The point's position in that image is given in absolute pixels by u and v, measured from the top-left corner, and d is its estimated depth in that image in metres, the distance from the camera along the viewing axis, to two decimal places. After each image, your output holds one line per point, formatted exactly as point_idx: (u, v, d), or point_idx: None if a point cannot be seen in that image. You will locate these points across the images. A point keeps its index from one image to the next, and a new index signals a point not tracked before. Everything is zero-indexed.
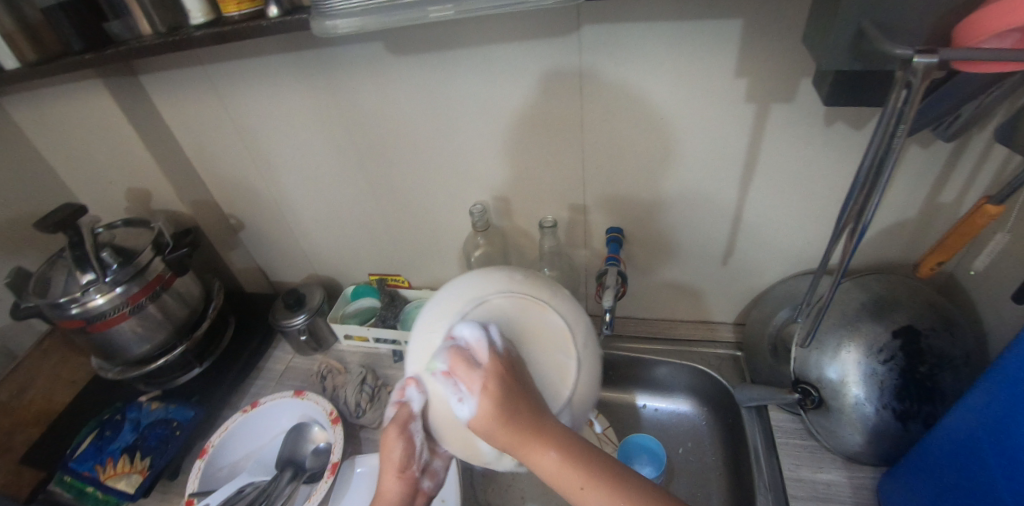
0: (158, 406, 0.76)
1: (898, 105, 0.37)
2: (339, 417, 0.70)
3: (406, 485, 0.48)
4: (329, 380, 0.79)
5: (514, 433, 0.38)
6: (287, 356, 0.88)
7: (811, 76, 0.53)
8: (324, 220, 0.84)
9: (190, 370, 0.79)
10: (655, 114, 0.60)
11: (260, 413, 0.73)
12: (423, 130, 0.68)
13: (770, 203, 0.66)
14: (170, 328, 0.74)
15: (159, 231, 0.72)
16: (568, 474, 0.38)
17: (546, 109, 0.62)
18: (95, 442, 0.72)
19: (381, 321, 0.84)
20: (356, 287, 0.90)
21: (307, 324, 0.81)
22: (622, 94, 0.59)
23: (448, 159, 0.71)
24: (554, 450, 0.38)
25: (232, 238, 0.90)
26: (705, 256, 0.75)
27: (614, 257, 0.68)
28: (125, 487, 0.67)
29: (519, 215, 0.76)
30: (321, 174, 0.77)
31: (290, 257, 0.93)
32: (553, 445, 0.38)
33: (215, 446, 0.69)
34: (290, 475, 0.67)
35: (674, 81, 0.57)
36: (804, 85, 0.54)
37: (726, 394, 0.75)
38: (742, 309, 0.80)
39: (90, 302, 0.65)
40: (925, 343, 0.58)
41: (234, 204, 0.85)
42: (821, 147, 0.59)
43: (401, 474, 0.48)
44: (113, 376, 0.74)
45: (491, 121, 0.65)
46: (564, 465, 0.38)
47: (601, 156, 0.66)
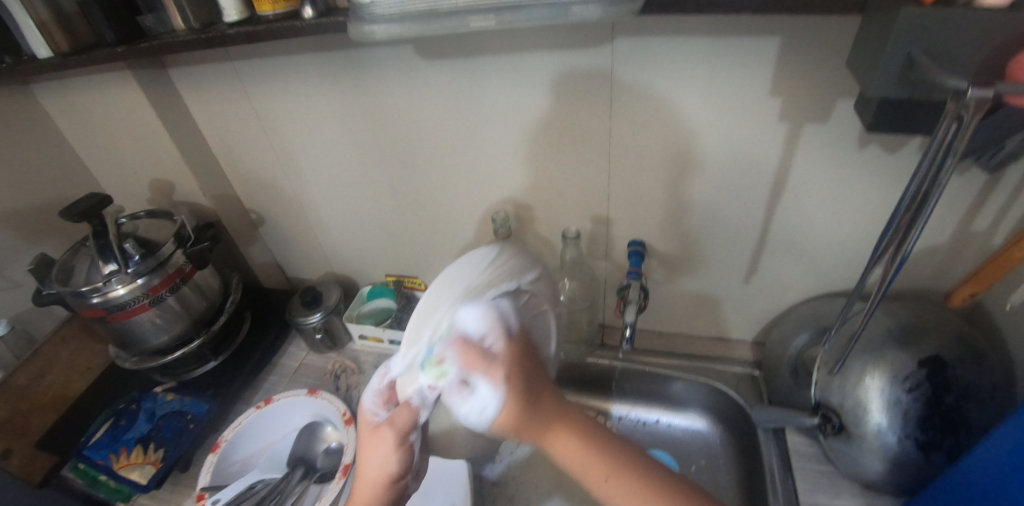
0: (174, 397, 0.77)
1: (947, 136, 0.36)
2: (352, 418, 0.70)
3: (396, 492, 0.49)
4: (343, 379, 0.81)
5: (536, 422, 0.40)
6: (302, 353, 0.88)
7: (849, 99, 0.52)
8: (344, 219, 0.84)
9: (206, 362, 0.79)
10: (686, 130, 0.60)
11: (274, 409, 0.73)
12: (448, 136, 0.68)
13: (798, 223, 0.65)
14: (188, 320, 0.74)
15: (182, 224, 0.72)
16: (592, 464, 0.40)
17: (575, 119, 0.62)
18: (110, 431, 0.73)
19: (397, 323, 0.84)
20: (373, 287, 0.90)
21: (323, 323, 0.81)
22: (653, 109, 0.59)
23: (471, 165, 0.70)
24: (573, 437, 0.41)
25: (253, 233, 0.90)
26: (726, 274, 0.74)
27: (636, 271, 0.68)
28: (138, 477, 0.67)
29: (541, 224, 0.75)
30: (342, 173, 0.77)
31: (309, 254, 0.93)
32: (572, 432, 0.41)
33: (227, 441, 0.69)
34: (301, 474, 0.68)
35: (707, 98, 0.56)
36: (841, 107, 0.53)
37: (743, 414, 0.74)
38: (762, 328, 0.79)
39: (111, 292, 0.65)
40: (952, 374, 0.56)
41: (255, 200, 0.86)
42: (854, 171, 0.58)
43: (395, 482, 0.48)
44: (130, 366, 0.74)
45: (519, 130, 0.65)
46: (585, 453, 0.40)
47: (627, 169, 0.65)
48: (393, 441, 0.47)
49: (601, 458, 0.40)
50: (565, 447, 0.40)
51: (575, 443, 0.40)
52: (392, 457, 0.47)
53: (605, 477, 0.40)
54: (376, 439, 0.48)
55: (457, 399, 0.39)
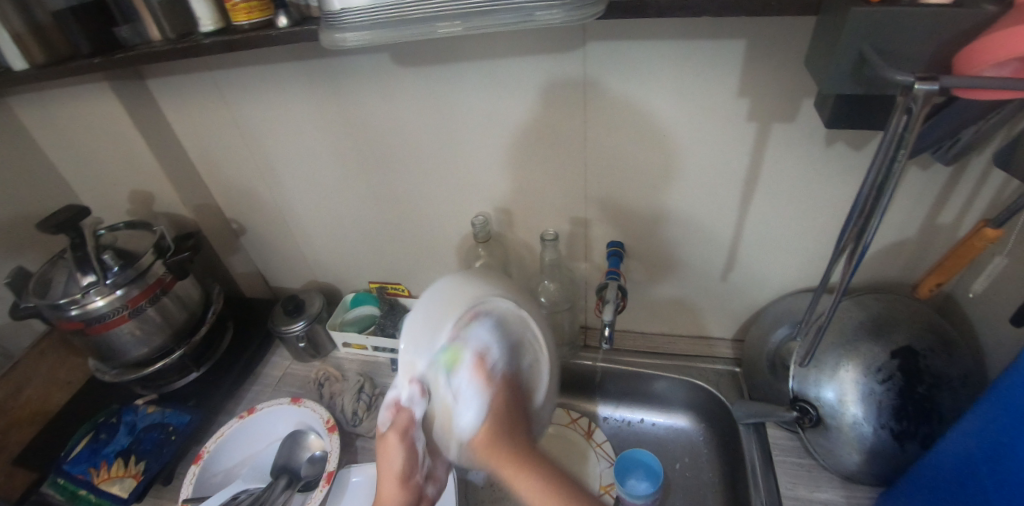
0: (155, 409, 0.75)
1: (898, 128, 0.37)
2: (335, 425, 0.70)
3: (410, 493, 0.51)
4: (326, 387, 0.79)
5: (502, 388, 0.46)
6: (285, 362, 0.87)
7: (812, 99, 0.54)
8: (326, 227, 0.84)
9: (187, 374, 0.78)
10: (659, 131, 0.61)
11: (257, 419, 0.73)
12: (428, 143, 0.68)
13: (771, 220, 0.67)
14: (168, 331, 0.74)
15: (161, 235, 0.73)
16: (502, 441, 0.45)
17: (552, 123, 0.63)
18: (89, 444, 0.71)
19: (380, 330, 0.84)
20: (357, 294, 0.90)
21: (306, 331, 0.81)
22: (627, 112, 0.60)
23: (451, 171, 0.71)
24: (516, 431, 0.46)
25: (234, 243, 0.90)
26: (704, 272, 0.75)
27: (614, 270, 0.68)
28: (119, 491, 0.66)
29: (521, 226, 0.76)
30: (323, 180, 0.77)
31: (291, 263, 0.93)
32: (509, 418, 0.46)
33: (210, 452, 0.68)
34: (284, 483, 0.67)
35: (677, 99, 0.58)
36: (805, 106, 0.55)
37: (724, 409, 0.75)
38: (742, 325, 0.81)
39: (89, 304, 0.65)
40: (923, 364, 0.58)
41: (236, 209, 0.85)
42: (821, 169, 0.60)
43: (404, 483, 0.51)
44: (109, 379, 0.73)
45: (497, 135, 0.66)
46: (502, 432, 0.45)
47: (604, 171, 0.66)
48: (400, 443, 0.50)
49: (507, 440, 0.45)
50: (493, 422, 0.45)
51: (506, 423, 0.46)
52: (404, 464, 0.50)
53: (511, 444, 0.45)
54: (385, 441, 0.50)
55: (435, 309, 0.47)
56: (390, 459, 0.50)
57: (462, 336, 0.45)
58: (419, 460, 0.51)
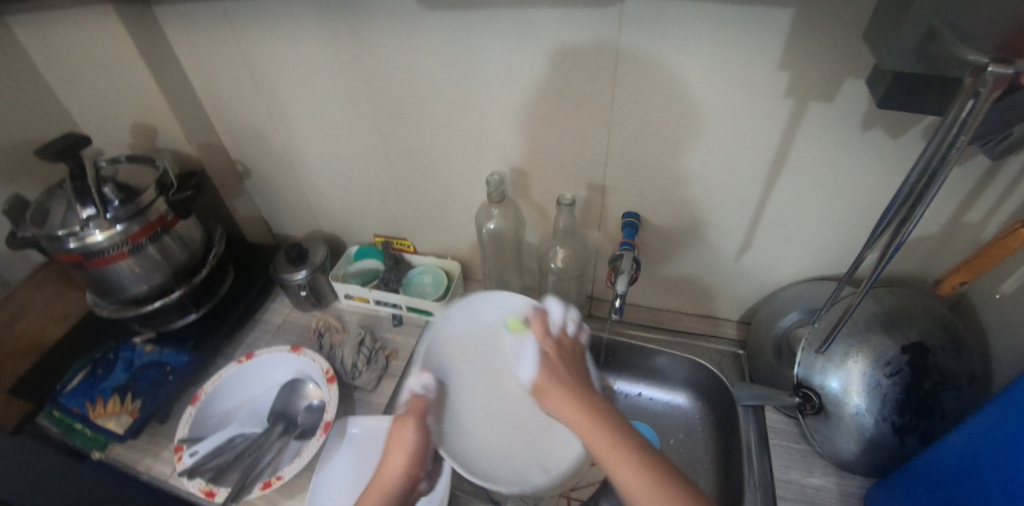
0: (153, 348, 0.76)
1: (961, 114, 0.35)
2: (334, 376, 0.70)
3: (406, 481, 0.50)
4: (327, 337, 0.79)
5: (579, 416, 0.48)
6: (285, 309, 0.86)
7: (856, 78, 0.51)
8: (335, 177, 0.82)
9: (186, 314, 0.76)
10: (691, 102, 0.58)
11: (255, 365, 0.72)
12: (448, 97, 0.66)
13: (794, 200, 0.65)
14: (168, 270, 0.72)
15: (164, 171, 0.70)
16: (644, 478, 0.44)
17: (580, 86, 0.60)
18: (87, 379, 0.72)
19: (383, 284, 0.83)
20: (360, 247, 0.88)
21: (308, 280, 0.79)
22: (660, 80, 0.57)
23: (469, 128, 0.69)
24: (630, 463, 0.44)
25: (238, 185, 0.88)
26: (718, 251, 0.74)
27: (628, 242, 0.67)
28: (115, 427, 0.66)
29: (536, 190, 0.74)
30: (335, 127, 0.74)
31: (295, 210, 0.90)
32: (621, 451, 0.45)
33: (207, 394, 0.68)
34: (281, 430, 0.67)
35: (715, 69, 0.55)
36: (847, 85, 0.52)
37: (723, 390, 0.75)
38: (749, 307, 0.80)
39: (89, 238, 0.63)
40: (932, 361, 0.58)
41: (242, 151, 0.83)
42: (854, 153, 0.58)
43: (409, 468, 0.50)
44: (107, 314, 0.72)
45: (521, 94, 0.63)
46: (642, 470, 0.44)
47: (628, 140, 0.64)
48: (413, 428, 0.51)
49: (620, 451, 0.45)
50: (624, 468, 0.44)
51: (633, 465, 0.44)
52: (415, 446, 0.50)
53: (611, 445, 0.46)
54: (401, 429, 0.51)
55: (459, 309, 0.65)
56: (400, 444, 0.51)
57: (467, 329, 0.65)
58: (426, 455, 0.52)
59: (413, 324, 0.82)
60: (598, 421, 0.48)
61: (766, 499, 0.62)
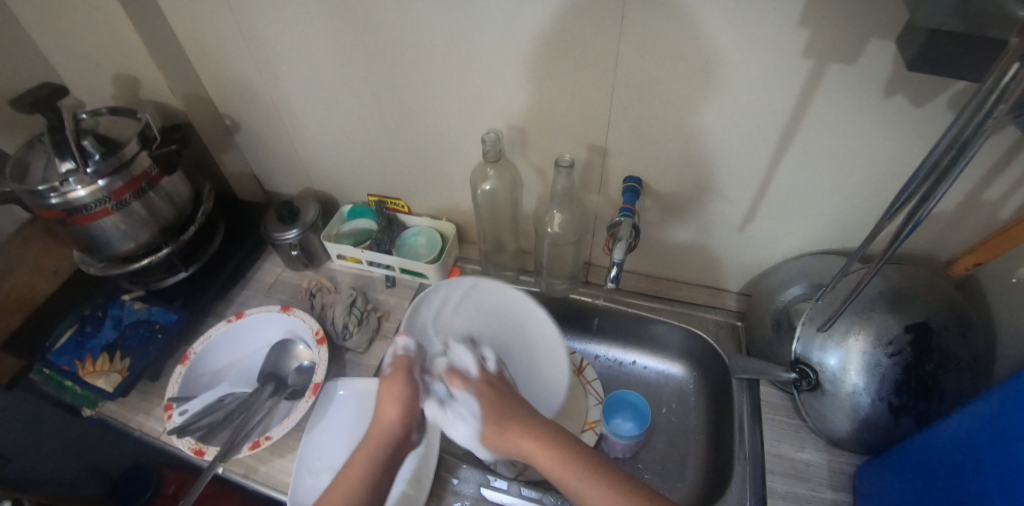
0: (141, 306, 0.74)
1: (1002, 80, 0.32)
2: (324, 338, 0.69)
3: (401, 428, 0.51)
4: (318, 297, 0.77)
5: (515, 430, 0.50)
6: (278, 269, 0.84)
7: (880, 37, 0.47)
8: (327, 134, 0.79)
9: (176, 272, 0.76)
10: (701, 62, 0.55)
11: (245, 325, 0.71)
12: (444, 53, 0.62)
13: (805, 167, 0.62)
14: (155, 227, 0.71)
15: (147, 123, 0.67)
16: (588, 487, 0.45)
17: (584, 43, 0.57)
18: (75, 337, 0.70)
19: (376, 245, 0.80)
20: (353, 206, 0.86)
21: (299, 240, 0.78)
22: (668, 37, 0.54)
23: (465, 85, 0.65)
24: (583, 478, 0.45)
25: (226, 139, 0.84)
26: (723, 219, 0.71)
27: (628, 208, 0.65)
28: (104, 385, 0.65)
29: (535, 151, 0.70)
30: (326, 80, 0.71)
31: (286, 167, 0.87)
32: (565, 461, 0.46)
33: (197, 353, 0.68)
34: (271, 390, 0.66)
35: (730, 26, 0.51)
36: (871, 44, 0.49)
37: (720, 362, 0.74)
38: (751, 278, 0.78)
39: (70, 193, 0.61)
40: (936, 342, 0.56)
41: (229, 103, 0.79)
42: (872, 120, 0.55)
43: (405, 420, 0.52)
44: (95, 272, 0.71)
45: (521, 48, 0.59)
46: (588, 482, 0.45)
47: (632, 101, 0.61)
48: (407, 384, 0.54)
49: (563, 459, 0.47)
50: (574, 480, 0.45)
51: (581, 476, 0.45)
52: (410, 402, 0.53)
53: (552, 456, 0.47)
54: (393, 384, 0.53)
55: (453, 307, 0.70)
56: (395, 400, 0.52)
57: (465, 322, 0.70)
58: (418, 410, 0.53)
59: (406, 286, 0.80)
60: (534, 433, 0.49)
61: (755, 471, 0.62)
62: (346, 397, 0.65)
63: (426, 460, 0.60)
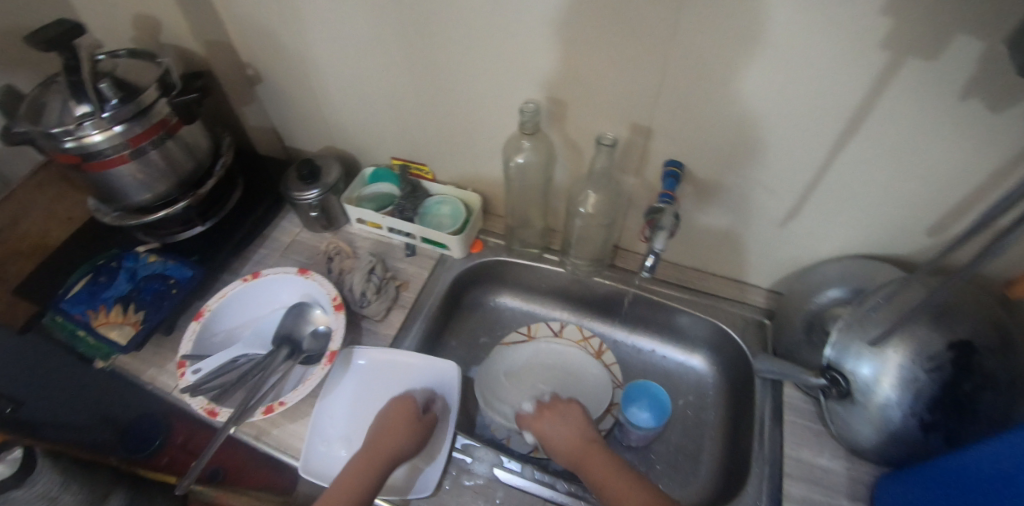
0: (156, 259, 0.71)
1: None
2: (342, 304, 0.67)
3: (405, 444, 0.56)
4: (336, 262, 0.75)
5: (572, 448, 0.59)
6: (295, 228, 0.81)
7: (970, 31, 0.43)
8: (353, 93, 0.75)
9: (191, 227, 0.73)
10: (766, 45, 0.50)
11: (261, 285, 0.70)
12: (485, 15, 0.58)
13: (861, 166, 0.58)
14: (172, 179, 0.69)
15: (167, 69, 0.65)
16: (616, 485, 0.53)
17: (638, 16, 0.52)
18: (88, 287, 0.68)
19: (399, 212, 0.77)
20: (375, 170, 0.81)
21: (320, 201, 0.75)
22: (733, 16, 0.49)
23: (505, 52, 0.61)
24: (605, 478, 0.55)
25: (248, 91, 0.80)
26: (764, 212, 0.68)
27: (668, 193, 0.62)
28: (118, 337, 0.64)
29: (573, 126, 0.66)
30: (356, 35, 0.66)
31: (308, 124, 0.84)
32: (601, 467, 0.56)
33: (211, 311, 0.67)
34: (286, 353, 0.65)
35: (805, 8, 0.46)
36: (957, 40, 0.44)
37: (744, 360, 0.72)
38: (784, 276, 0.75)
39: (86, 138, 0.59)
40: (977, 361, 0.53)
41: (250, 52, 0.74)
42: (945, 122, 0.50)
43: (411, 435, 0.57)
44: (110, 221, 0.69)
45: (570, 15, 0.55)
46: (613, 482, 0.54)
47: (684, 82, 0.57)
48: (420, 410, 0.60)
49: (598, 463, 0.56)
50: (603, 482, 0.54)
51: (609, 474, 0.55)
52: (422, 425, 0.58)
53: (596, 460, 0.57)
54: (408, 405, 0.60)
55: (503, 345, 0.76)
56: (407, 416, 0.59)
57: (512, 357, 0.75)
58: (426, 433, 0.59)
59: (426, 257, 0.78)
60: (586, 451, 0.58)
61: (772, 474, 0.61)
62: (363, 367, 0.65)
63: (439, 436, 0.61)
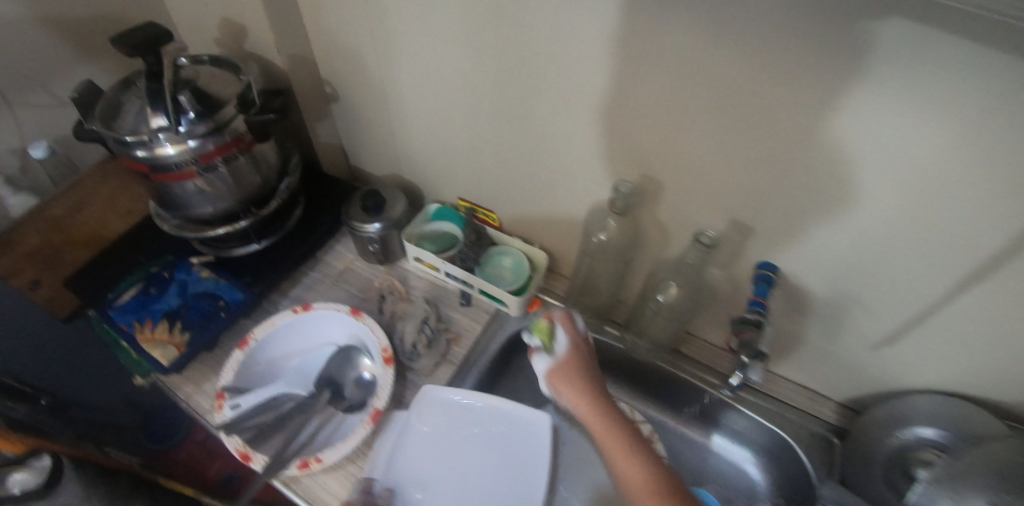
0: (209, 275, 0.69)
1: None
2: (392, 357, 0.63)
3: None
4: (389, 303, 0.72)
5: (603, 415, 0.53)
6: (349, 256, 0.78)
7: None
8: (432, 128, 0.71)
9: (248, 244, 0.71)
10: (881, 156, 0.42)
11: (310, 318, 0.67)
12: (569, 71, 0.53)
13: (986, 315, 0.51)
14: (238, 196, 0.66)
15: (249, 85, 0.61)
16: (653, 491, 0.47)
17: (736, 101, 0.45)
18: (138, 296, 0.66)
19: (460, 260, 0.73)
20: (440, 207, 0.78)
21: (380, 235, 0.71)
22: (832, 115, 0.42)
23: (590, 118, 0.56)
24: (644, 469, 0.48)
25: (324, 109, 0.77)
26: (853, 332, 0.63)
27: (759, 301, 0.55)
28: (160, 357, 0.61)
29: (668, 212, 0.60)
30: (446, 75, 0.62)
31: (378, 151, 0.81)
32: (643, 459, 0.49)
33: (256, 340, 0.64)
34: (328, 397, 0.63)
35: (920, 116, 0.38)
36: None
37: (807, 481, 0.67)
38: (859, 395, 0.69)
39: (159, 149, 0.56)
40: None
41: (333, 72, 0.71)
42: None
43: None
44: (168, 229, 0.67)
45: (675, 94, 0.48)
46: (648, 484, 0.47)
47: (793, 189, 0.49)
48: None
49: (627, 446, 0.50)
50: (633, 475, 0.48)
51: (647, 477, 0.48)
52: None
53: (618, 433, 0.51)
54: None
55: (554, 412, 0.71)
56: None
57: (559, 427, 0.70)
58: None
59: (481, 309, 0.73)
60: (614, 425, 0.52)
61: None
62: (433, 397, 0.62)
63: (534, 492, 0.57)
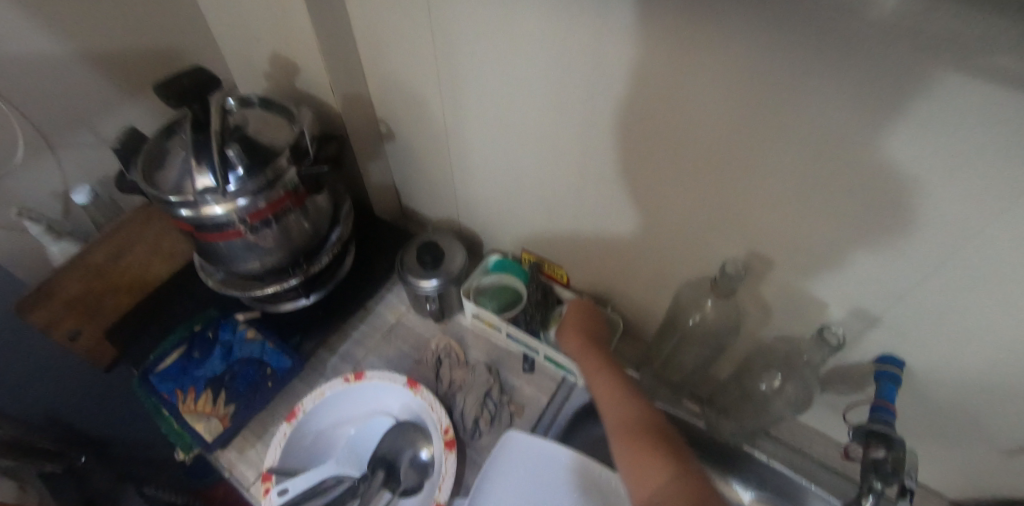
0: (254, 336, 0.62)
1: None
2: (454, 440, 0.56)
3: None
4: (446, 368, 0.65)
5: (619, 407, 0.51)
6: (401, 307, 0.72)
7: None
8: (496, 175, 0.64)
9: (297, 298, 0.65)
10: (1005, 237, 0.33)
11: (363, 387, 0.61)
12: (622, 120, 0.46)
13: None
14: (287, 250, 0.60)
15: (303, 132, 0.55)
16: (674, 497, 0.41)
17: (817, 166, 0.38)
18: (180, 360, 0.60)
19: (524, 322, 0.66)
20: (501, 258, 0.71)
21: (439, 292, 0.64)
22: (917, 187, 0.34)
23: (657, 176, 0.49)
24: (664, 471, 0.43)
25: (379, 148, 0.71)
26: None
27: (887, 411, 0.45)
28: (203, 431, 0.56)
29: (775, 293, 0.51)
30: (518, 123, 0.55)
31: (435, 192, 0.74)
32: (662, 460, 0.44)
33: (306, 412, 0.58)
34: (382, 478, 0.57)
35: (1023, 188, 0.30)
36: None
37: None
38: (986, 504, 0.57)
39: (205, 209, 0.50)
40: None
41: (391, 112, 0.65)
42: None
43: None
44: (213, 284, 0.62)
45: (804, 173, 0.39)
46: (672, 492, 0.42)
47: (957, 294, 0.39)
48: None
49: (643, 440, 0.46)
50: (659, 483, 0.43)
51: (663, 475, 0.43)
52: None
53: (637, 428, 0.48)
54: None
55: None
56: None
57: None
58: None
59: (547, 375, 0.66)
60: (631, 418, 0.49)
61: None
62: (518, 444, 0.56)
63: None
